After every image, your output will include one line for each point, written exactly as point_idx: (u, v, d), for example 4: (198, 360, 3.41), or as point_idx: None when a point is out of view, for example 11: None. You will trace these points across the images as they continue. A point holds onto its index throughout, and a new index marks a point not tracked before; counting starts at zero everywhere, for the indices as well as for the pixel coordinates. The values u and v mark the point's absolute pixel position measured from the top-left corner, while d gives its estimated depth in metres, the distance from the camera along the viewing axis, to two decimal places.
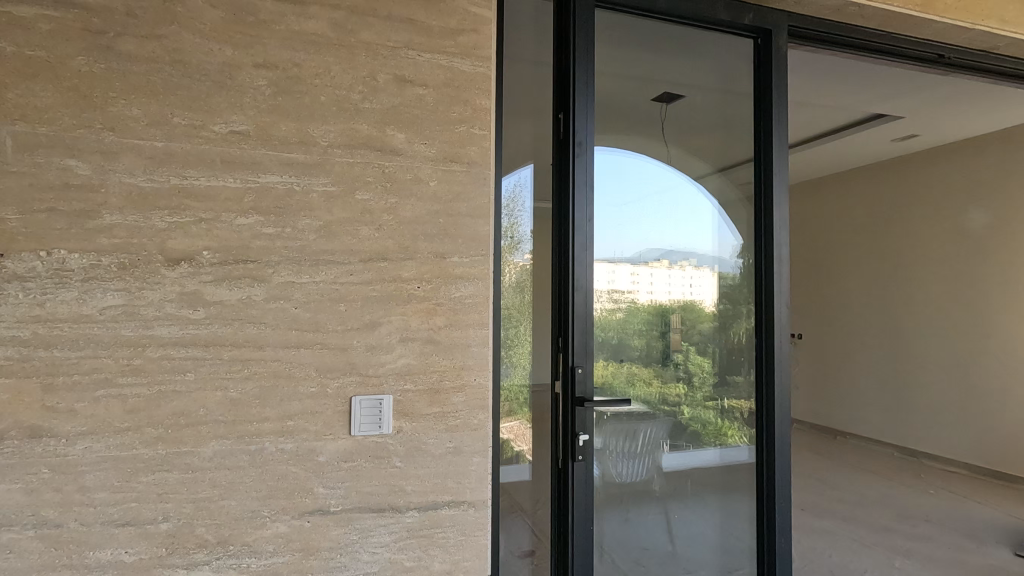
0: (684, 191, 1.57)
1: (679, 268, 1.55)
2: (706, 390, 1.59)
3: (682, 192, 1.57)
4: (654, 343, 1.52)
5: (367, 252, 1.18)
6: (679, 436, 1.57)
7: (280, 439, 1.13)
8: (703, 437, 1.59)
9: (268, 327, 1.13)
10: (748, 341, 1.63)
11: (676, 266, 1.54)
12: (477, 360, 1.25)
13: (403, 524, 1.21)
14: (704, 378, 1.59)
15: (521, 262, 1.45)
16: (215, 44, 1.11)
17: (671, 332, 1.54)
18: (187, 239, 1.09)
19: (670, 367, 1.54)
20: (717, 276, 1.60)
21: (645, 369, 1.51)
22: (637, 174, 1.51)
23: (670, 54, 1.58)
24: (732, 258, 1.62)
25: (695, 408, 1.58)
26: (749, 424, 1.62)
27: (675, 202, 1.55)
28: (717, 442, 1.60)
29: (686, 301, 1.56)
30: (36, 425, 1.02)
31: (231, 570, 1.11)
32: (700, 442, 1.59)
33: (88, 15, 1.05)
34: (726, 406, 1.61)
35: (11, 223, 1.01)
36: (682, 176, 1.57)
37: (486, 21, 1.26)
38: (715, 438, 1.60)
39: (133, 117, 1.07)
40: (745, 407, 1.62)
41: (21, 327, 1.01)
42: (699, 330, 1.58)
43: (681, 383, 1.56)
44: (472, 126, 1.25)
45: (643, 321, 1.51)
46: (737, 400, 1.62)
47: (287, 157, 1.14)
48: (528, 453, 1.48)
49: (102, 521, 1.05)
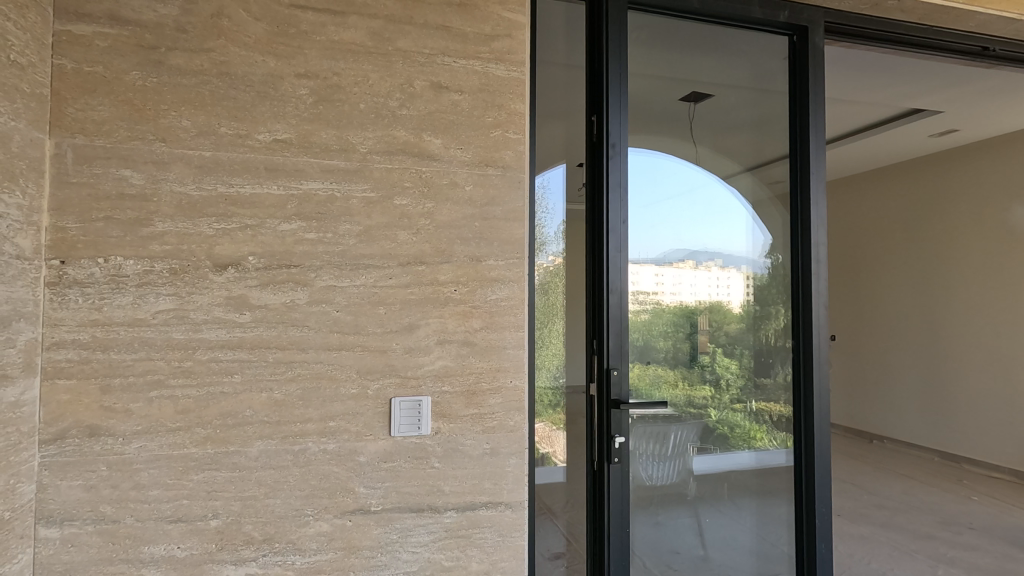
0: (713, 191, 1.55)
1: (705, 268, 1.52)
2: (734, 392, 1.57)
3: (710, 191, 1.55)
4: (683, 344, 1.51)
5: (405, 256, 1.20)
6: (707, 438, 1.54)
7: (323, 439, 1.16)
8: (731, 440, 1.57)
9: (311, 330, 1.16)
10: (783, 342, 1.60)
11: (702, 266, 1.52)
12: (513, 362, 1.26)
13: (441, 524, 1.22)
14: (734, 380, 1.57)
15: (545, 262, 1.42)
16: (259, 56, 1.14)
17: (698, 333, 1.52)
18: (234, 245, 1.13)
19: (697, 369, 1.53)
20: (746, 277, 1.57)
21: (672, 371, 1.50)
22: (667, 174, 1.50)
23: (704, 52, 1.56)
24: (763, 259, 1.59)
25: (722, 411, 1.56)
26: (783, 428, 1.60)
27: (704, 201, 1.54)
28: (748, 445, 1.58)
29: (711, 302, 1.53)
30: (95, 425, 1.07)
31: (277, 567, 1.14)
32: (728, 445, 1.56)
33: (142, 31, 1.10)
34: (755, 409, 1.59)
35: (71, 231, 1.05)
36: (711, 176, 1.55)
37: (521, 26, 1.28)
38: (743, 442, 1.58)
39: (183, 128, 1.11)
40: (776, 410, 1.60)
41: (81, 330, 1.06)
42: (726, 331, 1.55)
43: (709, 386, 1.54)
44: (507, 130, 1.26)
45: (670, 322, 1.49)
46: (771, 403, 1.60)
47: (328, 164, 1.17)
48: (557, 454, 1.42)
49: (156, 517, 1.09)
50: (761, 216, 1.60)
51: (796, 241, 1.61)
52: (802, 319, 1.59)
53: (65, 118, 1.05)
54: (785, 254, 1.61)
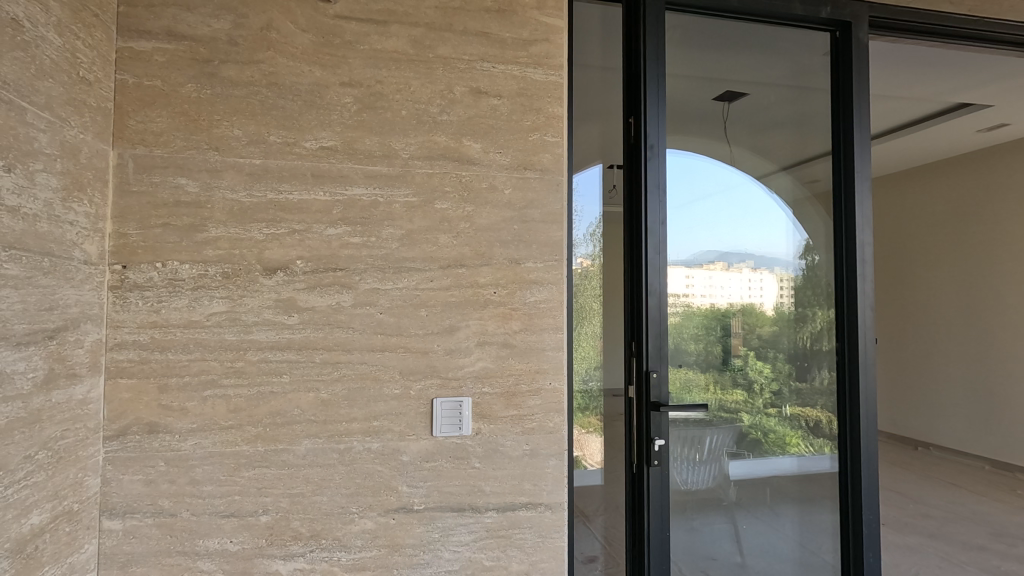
0: (749, 191, 1.53)
1: (737, 271, 1.50)
2: (767, 397, 1.53)
3: (742, 192, 1.52)
4: (715, 347, 1.49)
5: (446, 259, 1.22)
6: (742, 443, 1.52)
7: (367, 438, 1.19)
8: (764, 446, 1.53)
9: (356, 332, 1.19)
10: (825, 345, 1.57)
11: (733, 268, 1.50)
12: (552, 363, 1.26)
13: (481, 523, 1.24)
14: (766, 384, 1.53)
15: (575, 265, 1.41)
16: (306, 66, 1.18)
17: (731, 336, 1.50)
18: (283, 249, 1.16)
19: (728, 373, 1.50)
20: (778, 279, 1.54)
21: (703, 375, 1.48)
22: (698, 173, 1.48)
23: (744, 51, 1.54)
24: (795, 258, 1.55)
25: (755, 416, 1.52)
26: (820, 433, 1.57)
27: (740, 202, 1.51)
28: (783, 450, 1.55)
29: (744, 304, 1.51)
30: (153, 422, 1.12)
31: (323, 563, 1.17)
32: (760, 451, 1.53)
33: (197, 45, 1.14)
34: (789, 414, 1.55)
35: (132, 237, 1.11)
36: (746, 176, 1.53)
37: (559, 30, 1.29)
38: (778, 447, 1.55)
39: (235, 137, 1.15)
40: (812, 415, 1.56)
41: (141, 331, 1.11)
42: (758, 334, 1.52)
43: (740, 390, 1.51)
44: (545, 133, 1.27)
45: (700, 325, 1.47)
46: (806, 408, 1.56)
47: (371, 170, 1.20)
48: (587, 457, 1.41)
49: (210, 511, 1.13)
50: (801, 217, 1.57)
51: (839, 242, 1.57)
52: (847, 321, 1.56)
53: (127, 130, 1.11)
54: (823, 255, 1.58)
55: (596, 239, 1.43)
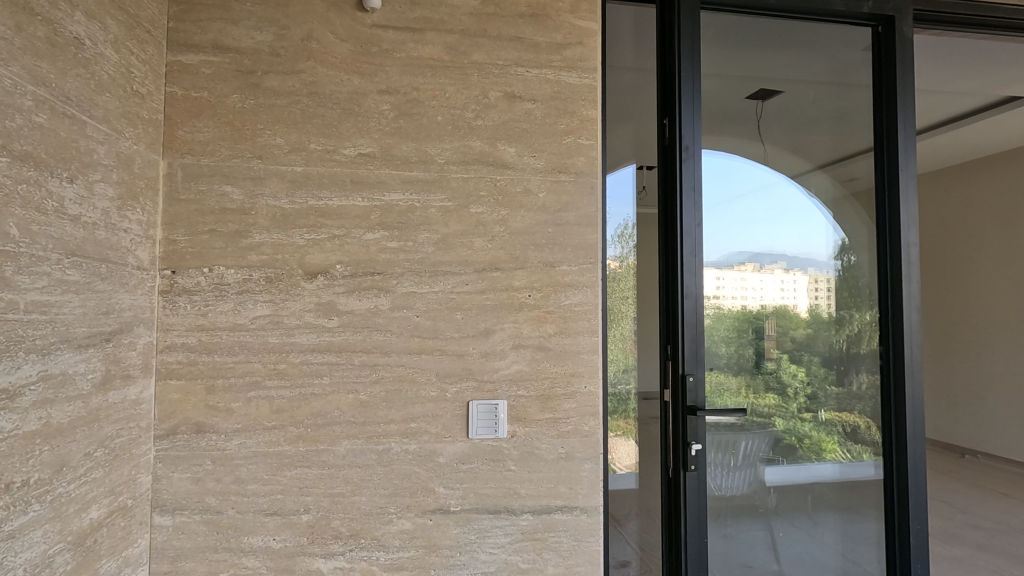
0: (783, 191, 1.50)
1: (769, 272, 1.47)
2: (801, 401, 1.50)
3: (777, 192, 1.49)
4: (747, 350, 1.46)
5: (481, 262, 1.24)
6: (776, 448, 1.48)
7: (405, 440, 1.20)
8: (799, 451, 1.50)
9: (393, 335, 1.21)
10: (864, 349, 1.53)
11: (765, 270, 1.47)
12: (588, 367, 1.26)
13: (518, 526, 1.24)
14: (800, 388, 1.50)
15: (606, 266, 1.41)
16: (344, 74, 1.21)
17: (764, 339, 1.47)
18: (323, 254, 1.19)
19: (760, 376, 1.47)
20: (812, 280, 1.50)
21: (735, 378, 1.45)
22: (729, 173, 1.46)
23: (782, 48, 1.51)
24: (829, 258, 1.52)
25: (790, 421, 1.49)
26: (857, 439, 1.52)
27: (774, 202, 1.49)
28: (818, 457, 1.51)
29: (779, 306, 1.48)
30: (201, 422, 1.15)
31: (363, 562, 1.19)
32: (795, 457, 1.49)
33: (242, 57, 1.18)
34: (824, 419, 1.51)
35: (180, 243, 1.15)
36: (781, 175, 1.50)
37: (593, 33, 1.29)
38: (814, 453, 1.50)
39: (277, 145, 1.18)
40: (848, 420, 1.52)
41: (190, 334, 1.15)
42: (792, 337, 1.49)
43: (773, 394, 1.48)
44: (580, 136, 1.27)
45: (731, 327, 1.45)
46: (843, 413, 1.52)
47: (408, 175, 1.22)
48: (617, 461, 1.41)
49: (254, 510, 1.16)
50: (839, 216, 1.53)
51: (883, 243, 1.53)
52: (892, 324, 1.52)
53: (176, 140, 1.15)
54: (860, 255, 1.53)
55: (626, 239, 1.43)
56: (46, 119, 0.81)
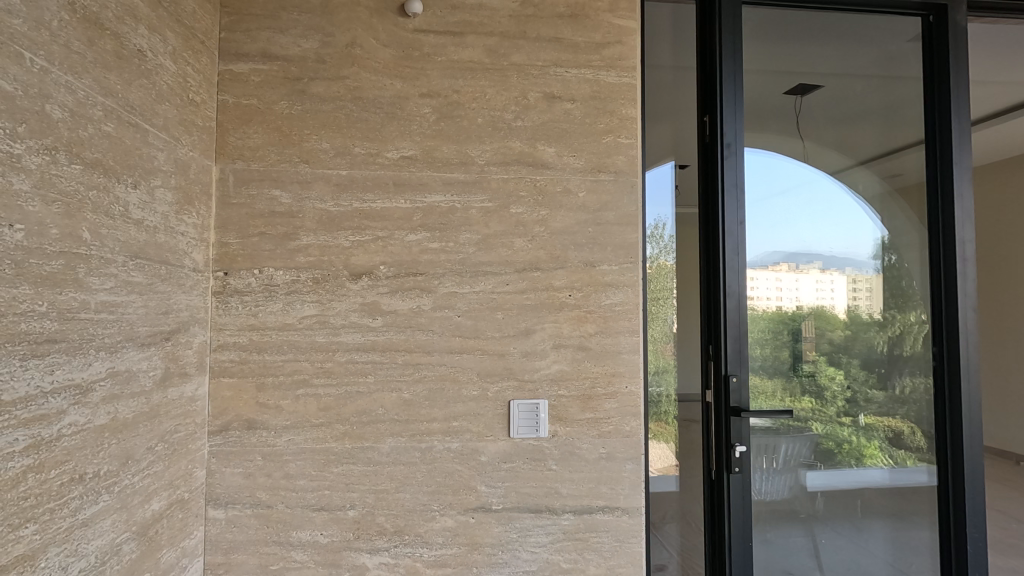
0: (822, 188, 1.46)
1: (806, 272, 1.44)
2: (840, 405, 1.45)
3: (819, 190, 1.46)
4: (783, 352, 1.42)
5: (521, 263, 1.24)
6: (818, 453, 1.44)
7: (447, 438, 1.22)
8: (837, 457, 1.45)
9: (435, 334, 1.22)
10: (908, 351, 1.47)
11: (803, 270, 1.44)
12: (628, 367, 1.25)
13: (559, 526, 1.24)
14: (839, 391, 1.45)
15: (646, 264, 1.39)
16: (387, 79, 1.23)
17: (802, 340, 1.43)
18: (367, 255, 1.22)
19: (797, 380, 1.43)
20: (850, 280, 1.46)
21: (771, 381, 1.41)
22: (765, 171, 1.43)
23: (826, 41, 1.48)
24: (872, 258, 1.47)
25: (828, 425, 1.45)
26: (901, 445, 1.47)
27: (812, 199, 1.45)
28: (858, 463, 1.45)
29: (816, 307, 1.44)
30: (252, 418, 1.19)
31: (407, 558, 1.21)
32: (833, 462, 1.45)
33: (289, 65, 1.22)
34: (863, 424, 1.46)
35: (232, 246, 1.19)
36: (818, 171, 1.46)
37: (631, 31, 1.28)
38: (853, 459, 1.45)
39: (323, 150, 1.21)
40: (888, 425, 1.47)
41: (241, 333, 1.19)
42: (830, 339, 1.45)
43: (809, 397, 1.44)
44: (619, 135, 1.27)
45: (765, 330, 1.42)
46: (885, 417, 1.46)
47: (449, 177, 1.24)
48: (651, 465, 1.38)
49: (302, 505, 1.19)
50: (881, 212, 1.48)
51: (935, 241, 1.48)
52: (946, 324, 1.46)
53: (228, 146, 1.19)
54: (901, 254, 1.48)
55: (658, 239, 1.41)
56: (114, 128, 0.85)
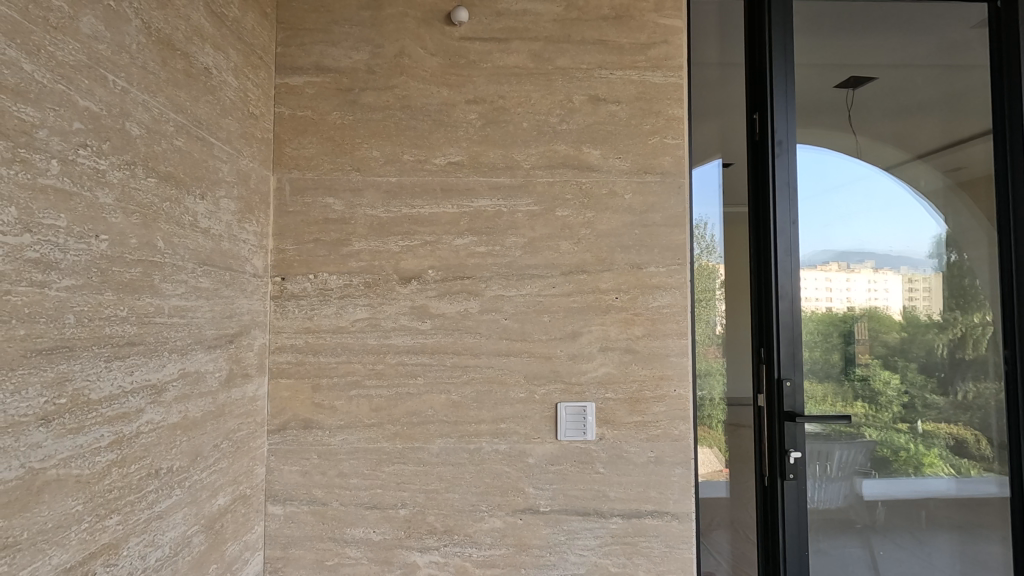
0: (876, 183, 1.41)
1: (857, 272, 1.39)
2: (895, 411, 1.38)
3: (875, 186, 1.41)
4: (834, 355, 1.37)
5: (568, 265, 1.24)
6: (879, 461, 1.38)
7: (495, 439, 1.23)
8: (892, 465, 1.38)
9: (483, 337, 1.24)
10: (971, 354, 1.40)
11: (855, 270, 1.39)
12: (677, 370, 1.24)
13: (607, 529, 1.23)
14: (895, 397, 1.38)
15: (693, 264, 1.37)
16: (434, 87, 1.26)
17: (856, 343, 1.38)
18: (416, 260, 1.24)
19: (851, 384, 1.37)
20: (906, 279, 1.39)
21: (821, 385, 1.37)
22: (816, 168, 1.39)
23: (885, 31, 1.42)
24: (931, 258, 1.40)
25: (883, 431, 1.38)
26: (963, 453, 1.39)
27: (864, 196, 1.40)
28: (916, 471, 1.38)
29: (868, 307, 1.38)
30: (307, 418, 1.23)
31: (456, 557, 1.23)
32: (889, 471, 1.38)
33: (341, 76, 1.26)
34: (922, 431, 1.39)
35: (289, 252, 1.24)
36: (870, 166, 1.41)
37: (678, 31, 1.27)
38: (911, 467, 1.39)
39: (374, 158, 1.25)
40: (949, 431, 1.39)
41: (298, 336, 1.24)
42: (885, 341, 1.38)
43: (862, 402, 1.38)
44: (666, 135, 1.26)
45: (815, 332, 1.37)
46: (945, 423, 1.39)
47: (495, 181, 1.25)
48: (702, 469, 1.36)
49: (356, 502, 1.23)
50: (943, 207, 1.41)
51: (1004, 238, 1.41)
52: (1017, 325, 1.39)
53: (284, 156, 1.24)
54: (963, 253, 1.41)
55: (702, 239, 1.38)
56: (184, 142, 0.90)
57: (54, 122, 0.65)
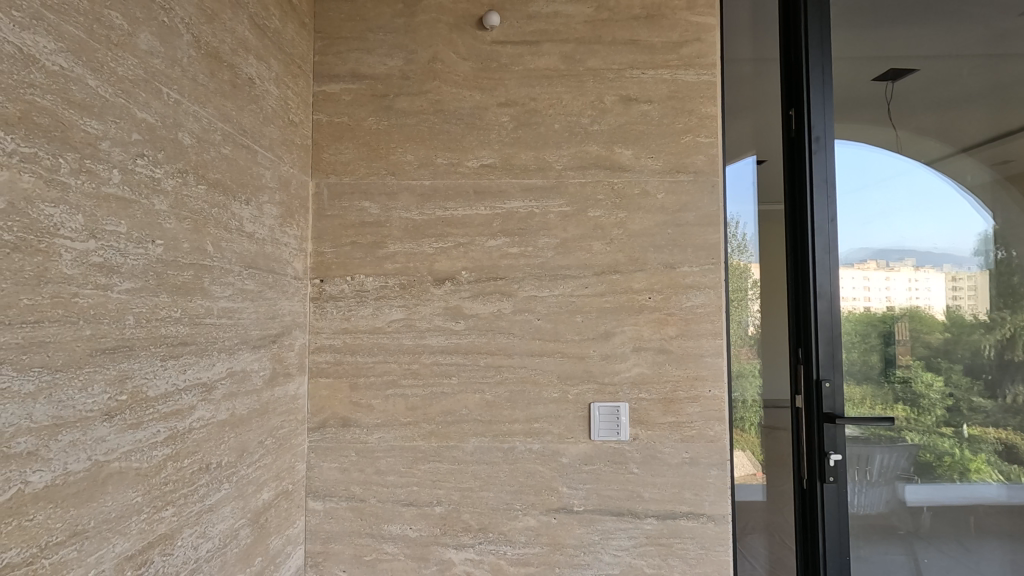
0: (918, 179, 1.36)
1: (897, 271, 1.35)
2: (938, 415, 1.33)
3: (916, 182, 1.36)
4: (873, 356, 1.34)
5: (600, 266, 1.25)
6: (923, 466, 1.34)
7: (529, 439, 1.24)
8: (936, 470, 1.34)
9: (516, 337, 1.25)
10: (1020, 355, 1.33)
11: (895, 269, 1.35)
12: (711, 370, 1.23)
13: (642, 530, 1.23)
14: (937, 400, 1.33)
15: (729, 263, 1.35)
16: (466, 91, 1.28)
17: (895, 344, 1.34)
18: (450, 261, 1.26)
19: (890, 386, 1.34)
20: (950, 278, 1.34)
21: (859, 387, 1.34)
22: (854, 164, 1.36)
23: (926, 21, 1.37)
24: (976, 255, 1.34)
25: (925, 435, 1.34)
26: (1013, 459, 1.33)
27: (905, 192, 1.36)
28: (960, 477, 1.33)
29: (909, 307, 1.34)
30: (346, 416, 1.27)
31: (491, 555, 1.25)
32: (932, 476, 1.34)
33: (376, 83, 1.29)
34: (968, 435, 1.33)
35: (327, 254, 1.27)
36: (911, 162, 1.37)
37: (710, 28, 1.26)
38: (956, 473, 1.33)
39: (408, 161, 1.28)
40: (997, 436, 1.33)
41: (336, 336, 1.27)
42: (927, 342, 1.34)
43: (903, 405, 1.34)
44: (699, 135, 1.25)
45: (853, 332, 1.34)
46: (993, 428, 1.33)
47: (527, 183, 1.26)
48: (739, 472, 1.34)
49: (393, 499, 1.26)
50: (990, 202, 1.35)
51: None
52: None
53: (323, 162, 1.28)
54: (1012, 249, 1.34)
55: (735, 238, 1.36)
56: (231, 150, 0.94)
57: (116, 134, 0.69)
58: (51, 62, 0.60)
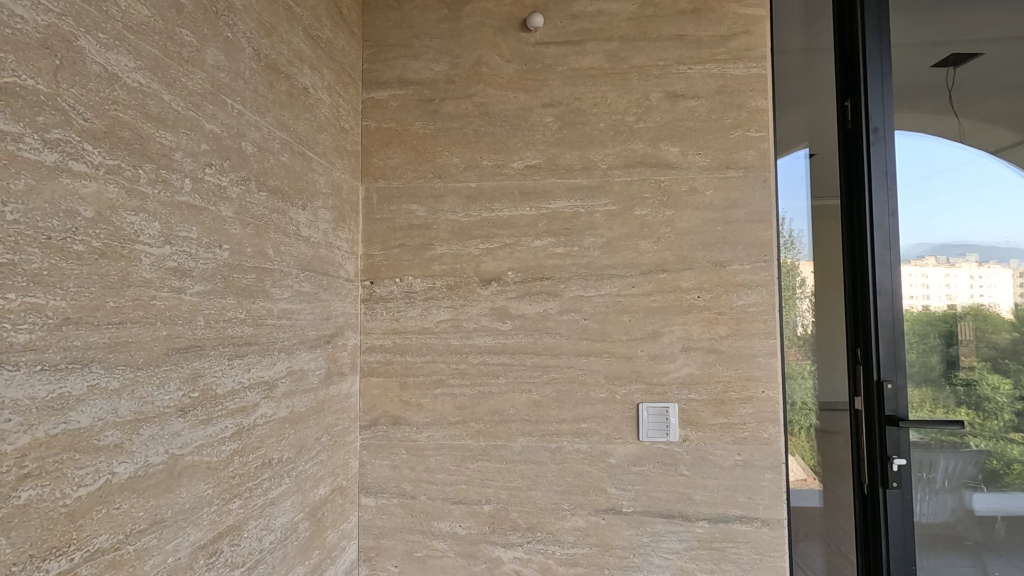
0: (983, 170, 1.29)
1: (958, 267, 1.28)
2: (1005, 419, 1.25)
3: (979, 172, 1.29)
4: (932, 357, 1.27)
5: (648, 265, 1.23)
6: (992, 474, 1.26)
7: (576, 439, 1.24)
8: (1004, 479, 1.25)
9: (563, 337, 1.25)
10: None
11: (956, 265, 1.28)
12: (764, 371, 1.19)
13: (693, 533, 1.21)
14: (1005, 403, 1.25)
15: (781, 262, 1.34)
16: (511, 93, 1.29)
17: (956, 344, 1.27)
18: (496, 262, 1.28)
19: (951, 389, 1.27)
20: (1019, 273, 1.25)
21: (918, 389, 1.28)
22: (912, 156, 1.30)
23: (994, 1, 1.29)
24: None
25: (991, 441, 1.26)
26: None
27: (967, 184, 1.29)
28: None
29: (972, 305, 1.27)
30: (396, 414, 1.29)
31: (540, 554, 1.25)
32: (1001, 485, 1.25)
33: (422, 88, 1.32)
34: None
35: (377, 257, 1.31)
36: (974, 152, 1.29)
37: (760, 19, 1.23)
38: None
39: (454, 165, 1.30)
40: None
41: (386, 336, 1.30)
42: (992, 342, 1.26)
43: (965, 409, 1.27)
44: (748, 129, 1.22)
45: (912, 332, 1.28)
46: None
47: (573, 183, 1.26)
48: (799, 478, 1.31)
49: (443, 497, 1.28)
50: None
51: None
52: None
53: (372, 167, 1.32)
54: None
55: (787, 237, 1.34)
56: (288, 158, 0.98)
57: (187, 145, 0.73)
58: (131, 79, 0.64)
